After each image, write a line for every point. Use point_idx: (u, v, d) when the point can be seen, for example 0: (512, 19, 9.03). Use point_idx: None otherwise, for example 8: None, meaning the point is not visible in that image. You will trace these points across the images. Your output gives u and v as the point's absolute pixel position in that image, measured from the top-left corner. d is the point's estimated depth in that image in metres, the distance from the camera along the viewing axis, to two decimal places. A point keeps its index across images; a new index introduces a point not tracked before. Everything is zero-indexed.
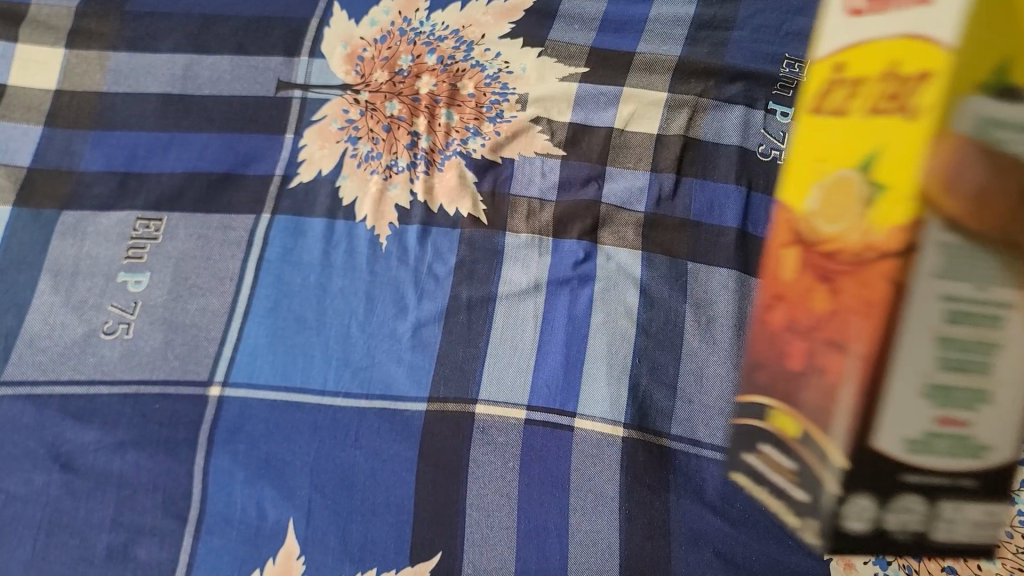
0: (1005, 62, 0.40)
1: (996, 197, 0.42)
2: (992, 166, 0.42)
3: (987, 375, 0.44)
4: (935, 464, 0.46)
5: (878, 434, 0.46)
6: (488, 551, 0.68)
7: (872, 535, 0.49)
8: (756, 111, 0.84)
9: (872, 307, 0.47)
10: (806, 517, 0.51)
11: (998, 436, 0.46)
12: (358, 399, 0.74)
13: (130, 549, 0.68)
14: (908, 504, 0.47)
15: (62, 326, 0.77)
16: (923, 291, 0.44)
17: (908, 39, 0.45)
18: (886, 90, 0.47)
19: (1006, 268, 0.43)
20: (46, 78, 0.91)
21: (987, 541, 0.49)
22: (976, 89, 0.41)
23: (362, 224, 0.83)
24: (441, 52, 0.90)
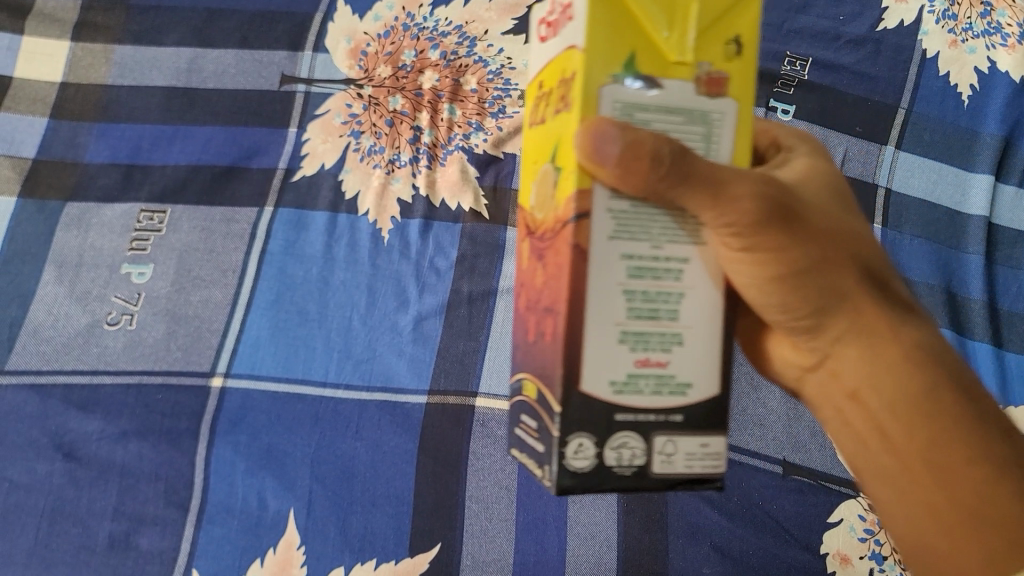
0: (633, 53, 0.41)
1: (637, 164, 0.39)
2: (627, 139, 0.39)
3: (673, 319, 0.43)
4: (640, 402, 0.43)
5: (582, 375, 0.42)
6: (487, 542, 0.69)
7: (595, 478, 0.43)
8: (757, 108, 0.86)
9: (555, 263, 0.43)
10: (542, 470, 0.45)
11: (699, 371, 0.44)
12: (359, 391, 0.75)
13: (131, 538, 0.68)
14: (624, 439, 0.43)
15: (66, 317, 0.78)
16: (600, 247, 0.41)
17: (564, 50, 0.42)
18: (559, 96, 0.43)
19: (677, 222, 0.43)
20: (52, 70, 0.91)
21: (710, 472, 0.45)
22: (611, 78, 0.41)
23: (364, 218, 0.84)
24: (445, 48, 0.91)
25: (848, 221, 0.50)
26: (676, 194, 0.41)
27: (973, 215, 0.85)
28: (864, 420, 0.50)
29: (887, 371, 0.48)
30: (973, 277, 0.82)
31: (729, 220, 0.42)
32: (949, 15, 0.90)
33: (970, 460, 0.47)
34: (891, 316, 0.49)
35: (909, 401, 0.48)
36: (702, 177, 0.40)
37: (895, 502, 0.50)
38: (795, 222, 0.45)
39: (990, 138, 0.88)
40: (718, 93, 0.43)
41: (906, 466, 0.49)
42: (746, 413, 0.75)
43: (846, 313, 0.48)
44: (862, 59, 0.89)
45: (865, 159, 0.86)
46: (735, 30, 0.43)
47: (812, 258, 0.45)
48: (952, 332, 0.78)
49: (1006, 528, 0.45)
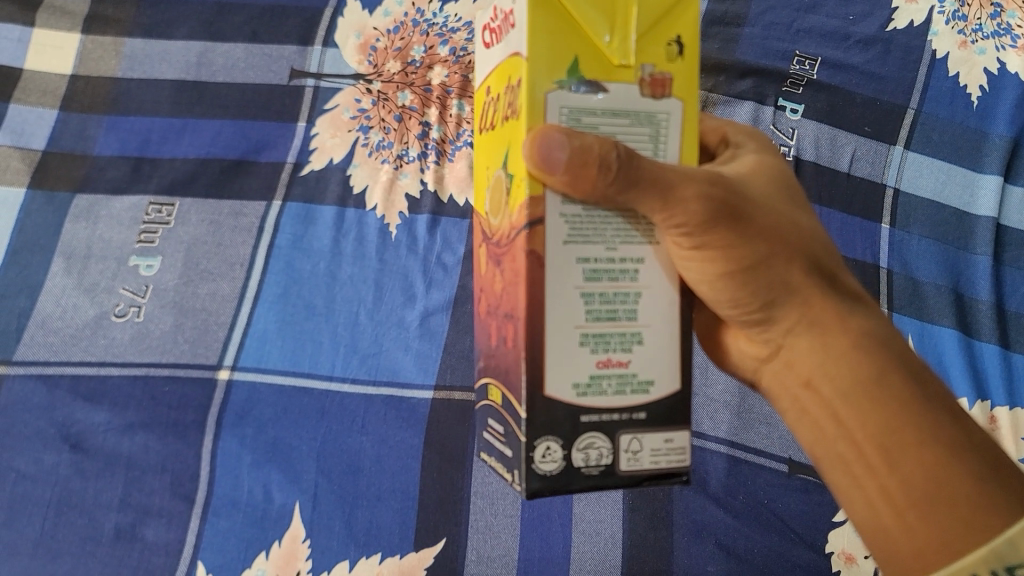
0: (577, 58, 0.43)
1: (584, 169, 0.41)
2: (573, 144, 0.41)
3: (631, 319, 0.45)
4: (603, 403, 0.44)
5: (546, 380, 0.43)
6: (491, 538, 0.69)
7: (564, 480, 0.44)
8: (766, 107, 0.86)
9: (513, 268, 0.44)
10: (512, 475, 0.46)
11: (659, 369, 0.46)
12: (365, 386, 0.75)
13: (137, 530, 0.68)
14: (590, 440, 0.44)
15: (74, 308, 0.78)
16: (555, 251, 0.43)
17: (510, 58, 0.45)
18: (507, 103, 0.45)
19: (630, 223, 0.44)
20: (63, 63, 0.92)
21: (676, 467, 0.47)
22: (555, 84, 0.43)
23: (372, 213, 0.84)
24: (454, 43, 0.91)
25: (798, 218, 0.52)
26: (624, 198, 0.42)
27: (982, 216, 0.85)
28: (818, 408, 0.51)
29: (838, 359, 0.49)
30: (980, 278, 0.82)
31: (678, 220, 0.43)
32: (959, 16, 0.90)
33: (922, 442, 0.46)
34: (837, 307, 0.50)
35: (858, 387, 0.49)
36: (649, 182, 0.42)
37: (850, 486, 0.49)
38: (746, 218, 0.46)
39: (999, 139, 0.88)
40: (663, 94, 0.45)
41: (858, 449, 0.48)
42: (752, 412, 0.75)
43: (795, 304, 0.50)
44: (872, 60, 0.89)
45: (874, 158, 0.86)
46: (675, 33, 0.46)
47: (760, 254, 0.47)
48: (958, 332, 0.78)
49: (957, 508, 0.44)
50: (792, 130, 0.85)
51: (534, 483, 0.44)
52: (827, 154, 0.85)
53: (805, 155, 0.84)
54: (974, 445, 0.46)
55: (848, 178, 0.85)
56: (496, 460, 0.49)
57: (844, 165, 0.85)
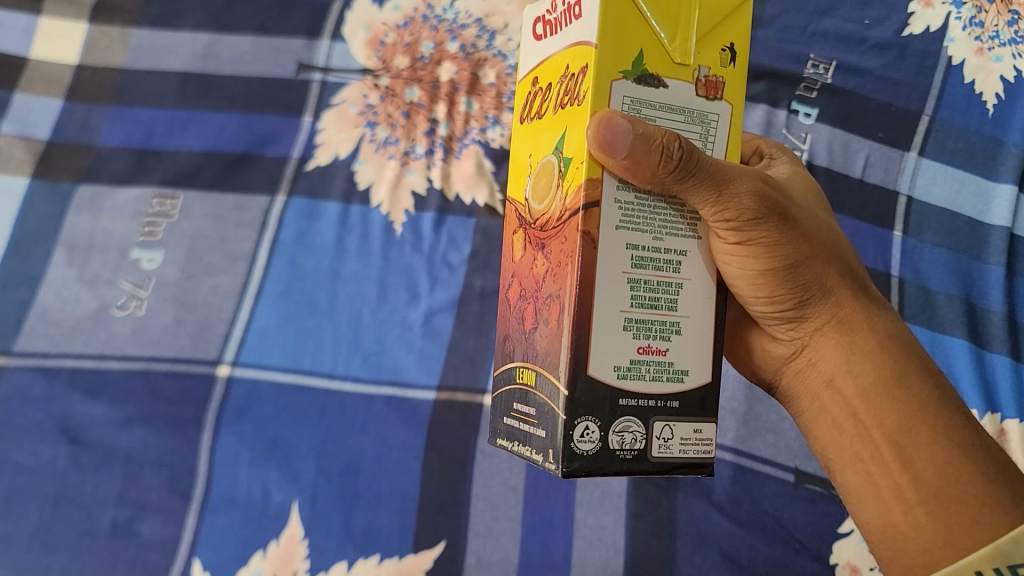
0: (642, 51, 0.41)
1: (647, 156, 0.39)
2: (637, 132, 0.39)
3: (672, 308, 0.43)
4: (640, 388, 0.43)
5: (591, 359, 0.41)
6: (491, 543, 0.68)
7: (599, 461, 0.42)
8: (779, 110, 0.85)
9: (560, 251, 0.43)
10: (543, 457, 0.43)
11: (694, 360, 0.44)
12: (367, 385, 0.74)
13: (133, 525, 0.67)
14: (626, 423, 0.42)
15: (75, 300, 0.77)
16: (608, 236, 0.41)
17: (570, 48, 0.43)
18: (562, 91, 0.44)
19: (676, 213, 0.43)
20: (68, 52, 0.91)
21: (703, 458, 0.45)
22: (620, 74, 0.41)
23: (377, 210, 0.83)
24: (464, 40, 0.90)
25: (827, 221, 0.51)
26: (678, 186, 0.41)
27: (996, 226, 0.83)
28: (836, 406, 0.49)
29: (864, 358, 0.48)
30: (992, 288, 0.81)
31: (728, 212, 0.43)
32: (977, 22, 0.88)
33: (937, 441, 0.46)
34: (867, 309, 0.49)
35: (883, 387, 0.47)
36: (702, 174, 0.41)
37: (862, 484, 0.48)
38: (786, 219, 0.45)
39: (1014, 148, 0.86)
40: (715, 95, 0.43)
41: (873, 447, 0.47)
42: (760, 420, 0.74)
43: (829, 305, 0.48)
44: (887, 64, 0.87)
45: (888, 165, 0.85)
46: (730, 37, 0.44)
47: (799, 252, 0.46)
48: (969, 343, 0.77)
49: (966, 505, 0.44)
50: (805, 134, 0.84)
51: (572, 457, 0.41)
52: (840, 159, 0.84)
53: (817, 160, 0.83)
54: (986, 449, 0.46)
55: (861, 184, 0.83)
56: (517, 444, 0.46)
57: (857, 170, 0.84)
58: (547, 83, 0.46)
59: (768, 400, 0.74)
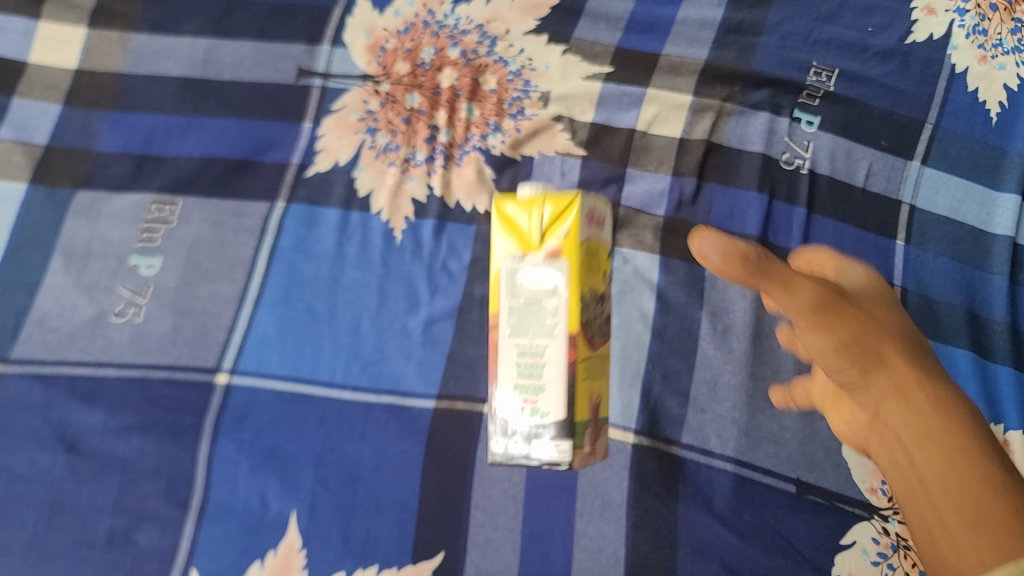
0: None
1: (732, 261, 0.53)
2: (727, 243, 0.53)
3: None
4: None
5: None
6: (491, 552, 0.68)
7: None
8: (781, 118, 0.84)
9: None
10: None
11: None
12: (366, 394, 0.73)
13: (130, 534, 0.67)
14: None
15: (73, 307, 0.77)
16: None
17: None
18: None
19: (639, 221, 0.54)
20: (66, 56, 0.90)
21: None
22: None
23: (376, 217, 0.82)
24: (465, 46, 0.89)
25: (897, 329, 0.57)
26: (761, 283, 0.53)
27: (999, 235, 0.83)
28: (901, 457, 0.54)
29: (911, 414, 0.53)
30: (996, 297, 0.80)
31: (798, 303, 0.53)
32: (980, 30, 0.88)
33: (961, 484, 0.49)
34: (923, 377, 0.54)
35: (922, 434, 0.52)
36: (778, 274, 0.52)
37: (919, 526, 0.52)
38: (840, 309, 0.54)
39: (1017, 157, 0.86)
40: None
41: (920, 489, 0.52)
42: (760, 430, 0.72)
43: (887, 374, 0.54)
44: (889, 72, 0.87)
45: (890, 173, 0.84)
46: None
47: (853, 330, 0.53)
48: (972, 354, 0.77)
49: (981, 541, 0.46)
50: (807, 142, 0.84)
51: None
52: (842, 168, 0.83)
53: (819, 168, 0.83)
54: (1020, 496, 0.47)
55: (863, 193, 0.83)
56: None
57: (859, 180, 0.83)
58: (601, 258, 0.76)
59: (771, 412, 0.73)
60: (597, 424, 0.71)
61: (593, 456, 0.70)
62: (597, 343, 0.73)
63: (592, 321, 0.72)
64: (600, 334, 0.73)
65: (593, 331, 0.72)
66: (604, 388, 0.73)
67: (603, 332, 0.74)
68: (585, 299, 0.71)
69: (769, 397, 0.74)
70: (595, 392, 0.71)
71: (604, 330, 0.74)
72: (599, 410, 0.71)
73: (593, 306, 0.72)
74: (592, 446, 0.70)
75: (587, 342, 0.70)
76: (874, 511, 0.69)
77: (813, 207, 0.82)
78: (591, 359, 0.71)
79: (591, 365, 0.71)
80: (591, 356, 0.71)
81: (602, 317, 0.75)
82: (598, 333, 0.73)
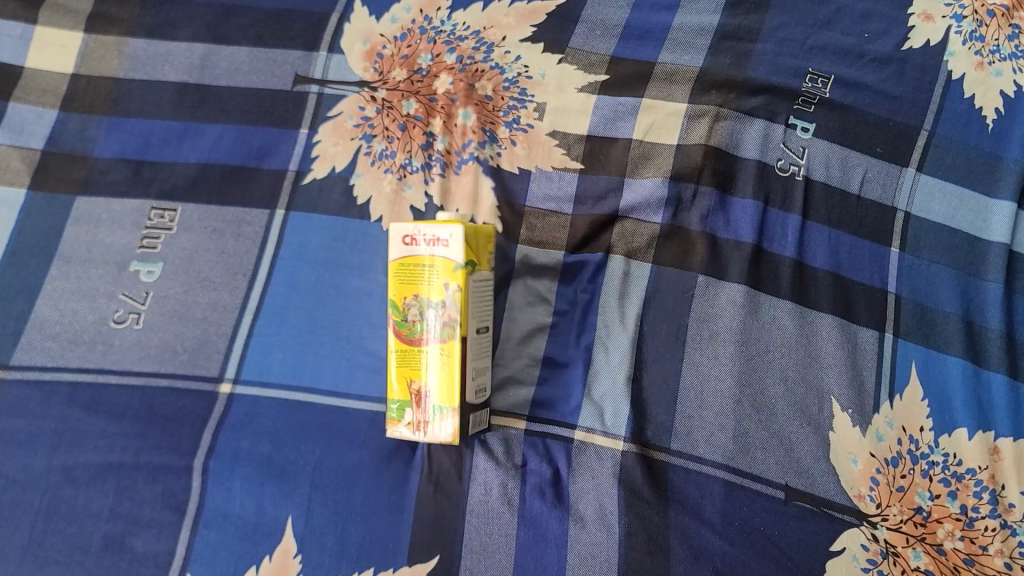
0: None
1: None
2: None
3: None
4: None
5: None
6: (485, 559, 0.67)
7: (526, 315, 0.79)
8: (777, 126, 0.84)
9: None
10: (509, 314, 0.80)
11: None
12: (370, 401, 0.75)
13: (126, 540, 0.67)
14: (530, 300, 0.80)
15: (72, 313, 0.77)
16: None
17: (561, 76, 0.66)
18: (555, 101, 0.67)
19: None
20: (63, 61, 0.90)
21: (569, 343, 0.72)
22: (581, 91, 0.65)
23: (378, 224, 0.83)
24: (462, 51, 0.89)
25: None
26: None
27: (994, 242, 0.83)
28: None
29: None
30: (991, 304, 0.81)
31: None
32: (977, 36, 0.88)
33: None
34: None
35: None
36: None
37: None
38: None
39: (1014, 163, 0.86)
40: None
41: None
42: (751, 436, 0.72)
43: None
44: (886, 79, 0.86)
45: (886, 180, 0.84)
46: None
47: None
48: (967, 362, 0.78)
49: None
50: (802, 149, 0.84)
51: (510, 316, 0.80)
52: (837, 174, 0.83)
53: (815, 175, 0.83)
54: None
55: (859, 201, 0.83)
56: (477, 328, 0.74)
57: (855, 186, 0.83)
58: (455, 271, 0.71)
59: (757, 417, 0.73)
60: (423, 406, 0.71)
61: (415, 433, 0.71)
62: (423, 339, 0.72)
63: (422, 325, 0.72)
64: (435, 338, 0.71)
65: (420, 331, 0.72)
66: (446, 389, 0.70)
67: (443, 334, 0.71)
68: (412, 307, 0.73)
69: (756, 402, 0.74)
70: (418, 378, 0.72)
71: (442, 331, 0.71)
72: (430, 398, 0.71)
73: (430, 320, 0.72)
74: (415, 425, 0.71)
75: (404, 337, 0.73)
76: (864, 518, 0.70)
77: (808, 213, 0.82)
78: (421, 354, 0.72)
79: (421, 358, 0.72)
80: (413, 350, 0.73)
81: (443, 320, 0.71)
82: (431, 334, 0.72)
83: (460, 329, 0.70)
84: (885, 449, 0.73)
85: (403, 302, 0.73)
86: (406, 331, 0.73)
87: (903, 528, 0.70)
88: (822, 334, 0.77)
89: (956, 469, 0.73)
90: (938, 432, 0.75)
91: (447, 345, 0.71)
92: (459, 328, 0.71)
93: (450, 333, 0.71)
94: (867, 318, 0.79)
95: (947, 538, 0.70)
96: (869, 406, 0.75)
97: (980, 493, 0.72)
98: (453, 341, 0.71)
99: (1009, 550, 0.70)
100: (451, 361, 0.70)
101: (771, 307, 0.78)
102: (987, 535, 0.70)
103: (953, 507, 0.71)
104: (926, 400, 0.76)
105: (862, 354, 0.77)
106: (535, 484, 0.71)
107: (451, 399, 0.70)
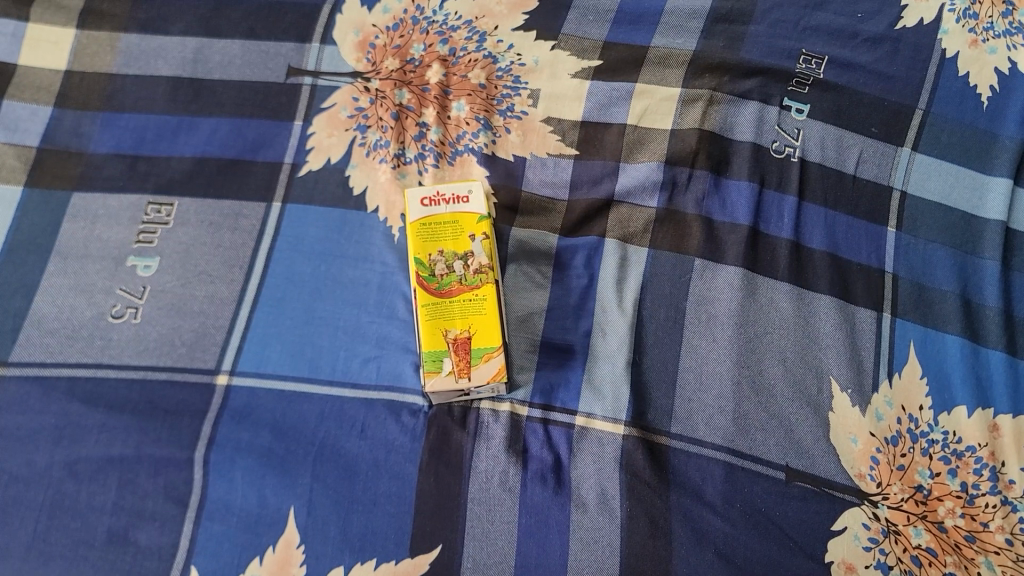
0: None
1: None
2: None
3: None
4: None
5: None
6: (488, 545, 0.67)
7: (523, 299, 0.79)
8: (770, 108, 0.84)
9: None
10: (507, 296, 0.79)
11: None
12: (367, 391, 0.74)
13: (130, 533, 0.67)
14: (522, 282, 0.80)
15: (70, 309, 0.77)
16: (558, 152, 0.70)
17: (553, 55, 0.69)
18: None
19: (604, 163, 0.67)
20: (56, 57, 0.90)
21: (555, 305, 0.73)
22: None
23: (374, 215, 0.83)
24: (454, 42, 0.89)
25: None
26: None
27: (990, 220, 0.83)
28: None
29: None
30: (987, 282, 0.81)
31: None
32: (970, 14, 0.88)
33: None
34: None
35: None
36: None
37: None
38: None
39: (1008, 141, 0.86)
40: None
41: None
42: (750, 418, 0.72)
43: None
44: (880, 59, 0.86)
45: (881, 160, 0.84)
46: None
47: None
48: (965, 340, 0.78)
49: None
50: (796, 130, 0.84)
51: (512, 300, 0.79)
52: (833, 155, 0.83)
53: (809, 156, 0.83)
54: None
55: (854, 181, 0.83)
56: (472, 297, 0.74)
57: (850, 167, 0.83)
58: (478, 224, 0.78)
59: (757, 399, 0.73)
60: (463, 353, 0.72)
61: (459, 380, 0.71)
62: (454, 289, 0.75)
63: (452, 275, 0.75)
64: (468, 283, 0.75)
65: (449, 282, 0.75)
66: (487, 329, 0.73)
67: (476, 280, 0.75)
68: (437, 262, 0.76)
69: (756, 384, 0.74)
70: (453, 328, 0.73)
71: (474, 278, 0.75)
72: (471, 344, 0.72)
73: (459, 269, 0.76)
74: (457, 371, 0.71)
75: (434, 288, 0.75)
76: (866, 497, 0.70)
77: (804, 195, 0.82)
78: (453, 305, 0.74)
79: (452, 310, 0.74)
80: (443, 302, 0.74)
81: (473, 267, 0.76)
82: (461, 282, 0.75)
83: (490, 272, 0.76)
84: (885, 428, 0.73)
85: (427, 258, 0.76)
86: (435, 284, 0.75)
87: (904, 506, 0.70)
88: (821, 315, 0.77)
89: (956, 446, 0.73)
90: (937, 410, 0.75)
91: (482, 287, 0.75)
92: (490, 272, 0.76)
93: (483, 276, 0.75)
94: (865, 298, 0.79)
95: (948, 516, 0.70)
96: (868, 386, 0.75)
97: (980, 471, 0.72)
98: (488, 282, 0.75)
99: (1010, 526, 0.70)
100: (490, 301, 0.74)
101: (769, 289, 0.78)
102: (988, 512, 0.70)
103: (954, 484, 0.71)
104: (925, 378, 0.76)
105: (861, 335, 0.77)
106: (537, 471, 0.71)
107: (494, 337, 0.73)
